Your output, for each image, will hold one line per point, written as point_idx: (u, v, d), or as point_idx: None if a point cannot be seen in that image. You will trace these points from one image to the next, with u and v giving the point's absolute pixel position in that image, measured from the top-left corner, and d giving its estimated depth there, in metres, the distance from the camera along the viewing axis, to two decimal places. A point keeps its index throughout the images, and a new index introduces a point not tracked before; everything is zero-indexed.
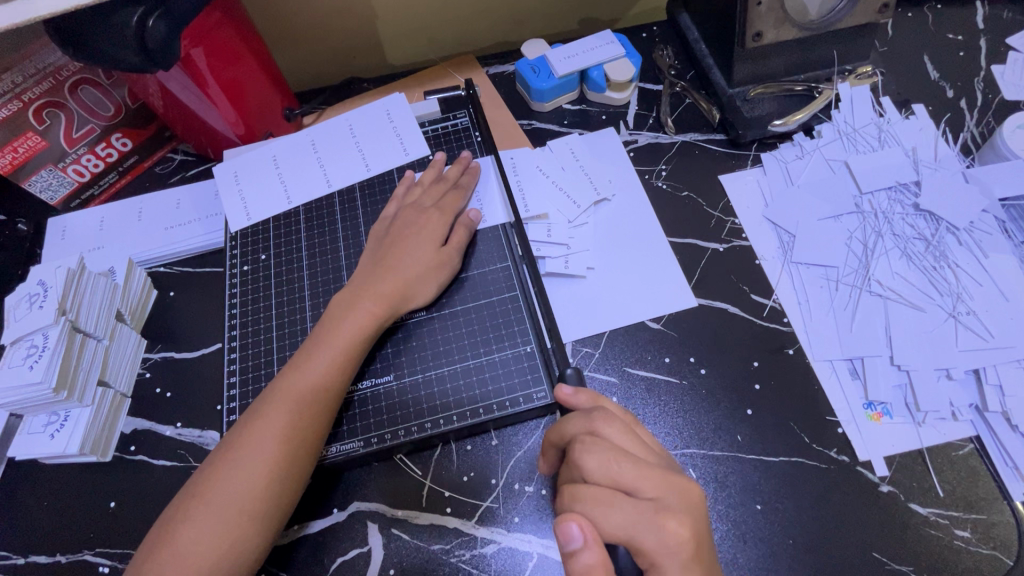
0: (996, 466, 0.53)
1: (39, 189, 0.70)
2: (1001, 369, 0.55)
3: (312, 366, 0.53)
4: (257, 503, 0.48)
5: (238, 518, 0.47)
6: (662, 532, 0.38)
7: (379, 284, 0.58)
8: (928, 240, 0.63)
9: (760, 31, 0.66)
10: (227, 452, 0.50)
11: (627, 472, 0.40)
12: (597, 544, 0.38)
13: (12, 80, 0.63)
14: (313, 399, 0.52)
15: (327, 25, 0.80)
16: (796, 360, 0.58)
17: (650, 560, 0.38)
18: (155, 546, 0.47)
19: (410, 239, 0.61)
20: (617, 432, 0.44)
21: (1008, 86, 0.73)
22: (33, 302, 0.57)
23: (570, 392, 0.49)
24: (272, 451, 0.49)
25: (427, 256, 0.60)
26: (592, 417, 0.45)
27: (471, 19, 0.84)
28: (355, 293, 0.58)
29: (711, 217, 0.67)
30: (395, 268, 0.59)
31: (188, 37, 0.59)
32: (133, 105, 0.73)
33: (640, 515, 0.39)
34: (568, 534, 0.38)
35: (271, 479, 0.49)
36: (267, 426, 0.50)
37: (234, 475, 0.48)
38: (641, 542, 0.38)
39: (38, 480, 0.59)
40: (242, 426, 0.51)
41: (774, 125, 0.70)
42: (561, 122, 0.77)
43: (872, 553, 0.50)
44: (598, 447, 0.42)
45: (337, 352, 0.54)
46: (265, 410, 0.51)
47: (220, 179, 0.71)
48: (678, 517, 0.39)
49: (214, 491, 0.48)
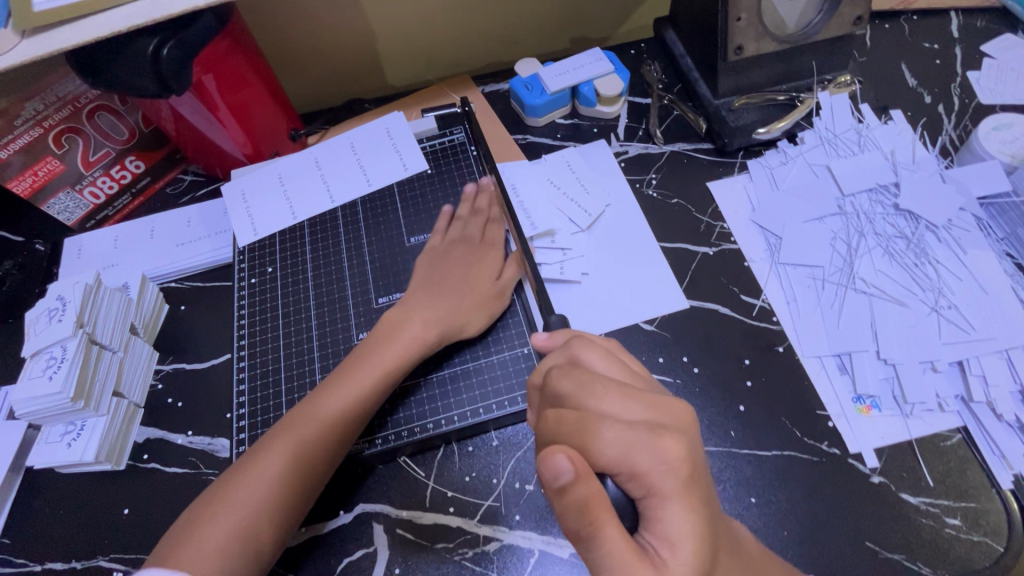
0: (983, 455, 0.54)
1: (56, 211, 0.73)
2: (984, 361, 0.57)
3: (355, 383, 0.56)
4: (275, 510, 0.50)
5: (256, 522, 0.49)
6: (657, 451, 0.36)
7: (433, 308, 0.61)
8: (908, 238, 0.65)
9: (740, 45, 0.69)
10: (256, 457, 0.52)
11: (607, 394, 0.39)
12: (589, 475, 0.34)
13: (34, 109, 0.66)
14: (348, 413, 0.54)
15: (329, 50, 0.85)
16: (786, 358, 0.60)
17: (646, 483, 0.35)
18: (177, 541, 0.49)
19: (457, 269, 0.64)
20: (596, 357, 0.44)
21: (984, 91, 0.76)
22: (52, 316, 0.60)
23: (546, 337, 0.49)
24: (299, 453, 0.52)
25: (479, 288, 0.62)
26: (570, 346, 0.45)
27: (466, 41, 0.88)
28: (403, 315, 0.60)
29: (700, 222, 0.70)
30: (447, 291, 0.62)
31: (201, 64, 0.63)
32: (146, 129, 0.76)
33: (630, 434, 0.36)
34: (556, 467, 0.33)
35: (293, 488, 0.51)
36: (297, 437, 0.53)
37: (258, 480, 0.51)
38: (635, 465, 0.35)
39: (55, 489, 0.61)
40: (274, 433, 0.54)
41: (757, 133, 0.73)
42: (554, 136, 0.80)
43: (865, 542, 0.51)
44: (575, 371, 0.41)
45: (376, 371, 0.56)
46: (297, 421, 0.54)
47: (228, 198, 0.74)
48: (673, 435, 0.37)
49: (240, 492, 0.50)
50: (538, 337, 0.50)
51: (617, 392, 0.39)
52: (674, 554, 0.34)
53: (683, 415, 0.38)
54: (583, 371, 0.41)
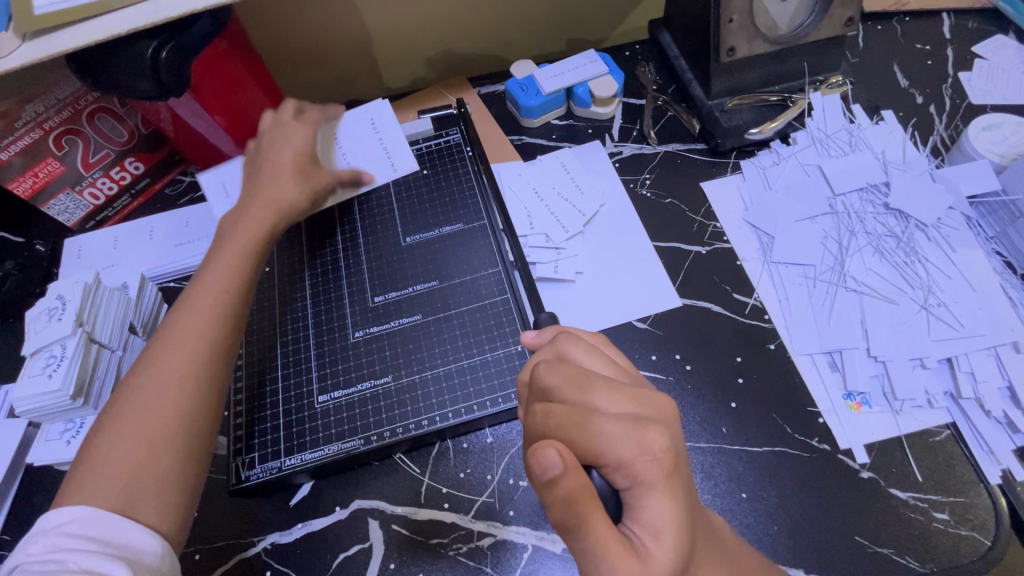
0: (972, 451, 0.55)
1: (56, 212, 0.74)
2: (973, 357, 0.58)
3: (194, 301, 0.54)
4: (168, 429, 0.48)
5: (152, 442, 0.47)
6: (641, 441, 0.36)
7: (251, 221, 0.60)
8: (899, 237, 0.65)
9: (733, 46, 0.70)
10: (135, 383, 0.49)
11: (595, 389, 0.40)
12: (577, 468, 0.34)
13: (34, 111, 0.67)
14: (203, 328, 0.52)
15: (327, 53, 0.85)
16: (777, 355, 0.61)
17: (631, 473, 0.36)
18: (82, 468, 0.46)
19: (290, 143, 0.65)
20: (583, 353, 0.45)
21: (975, 91, 0.77)
22: (52, 315, 0.60)
23: (535, 335, 0.51)
24: (183, 368, 0.50)
25: (297, 157, 0.65)
26: (557, 343, 0.46)
27: (463, 43, 0.89)
28: (230, 229, 0.60)
29: (694, 222, 0.71)
30: (272, 181, 0.63)
31: (199, 66, 0.64)
32: (145, 131, 0.77)
33: (617, 427, 0.37)
34: (545, 461, 0.34)
35: (194, 374, 0.50)
36: (176, 354, 0.50)
37: (142, 404, 0.48)
38: (619, 455, 0.36)
39: (55, 487, 0.62)
40: (149, 356, 0.51)
41: (750, 133, 0.73)
42: (550, 137, 0.81)
43: (854, 536, 0.52)
44: (562, 365, 0.42)
45: (223, 268, 0.56)
46: (172, 340, 0.51)
47: (207, 189, 0.72)
48: (656, 427, 0.37)
49: (141, 398, 0.48)
50: (527, 335, 0.51)
51: (602, 386, 0.40)
52: (659, 543, 0.34)
53: (664, 408, 0.39)
54: (571, 367, 0.41)
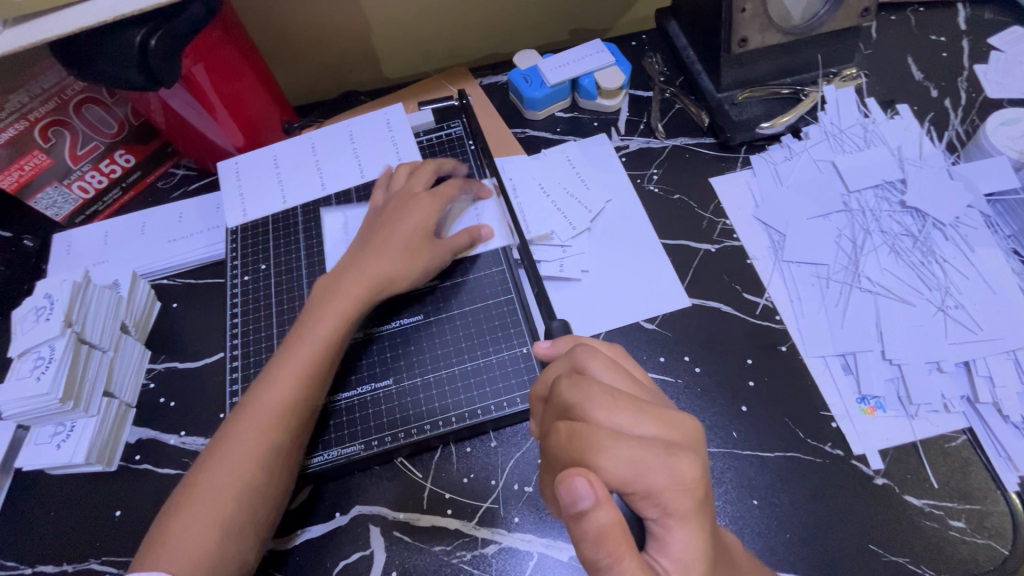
0: (989, 457, 0.53)
1: (44, 207, 0.71)
2: (991, 361, 0.56)
3: (287, 363, 0.54)
4: (240, 500, 0.49)
5: (223, 513, 0.49)
6: (672, 472, 0.35)
7: (359, 272, 0.59)
8: (915, 236, 0.64)
9: (745, 37, 0.68)
10: (216, 448, 0.51)
11: (619, 411, 0.37)
12: (609, 501, 0.33)
13: (19, 101, 0.65)
14: (289, 400, 0.53)
15: (324, 42, 0.83)
16: (789, 357, 0.59)
17: (660, 501, 0.35)
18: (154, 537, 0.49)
19: (397, 225, 0.61)
20: (601, 367, 0.42)
21: (992, 85, 0.75)
22: (40, 315, 0.58)
23: (547, 345, 0.49)
24: (258, 441, 0.51)
25: (409, 244, 0.60)
26: (575, 356, 0.44)
27: (464, 32, 0.86)
28: (334, 282, 0.59)
29: (703, 218, 0.69)
30: (370, 260, 0.59)
31: (191, 54, 0.61)
32: (136, 122, 0.75)
33: (647, 453, 0.35)
34: (574, 492, 0.33)
35: (256, 470, 0.50)
36: (252, 425, 0.52)
37: (219, 472, 0.50)
38: (650, 484, 0.34)
39: (46, 491, 0.60)
40: (234, 420, 0.53)
41: (761, 127, 0.71)
42: (554, 130, 0.79)
43: (869, 545, 0.50)
44: (584, 382, 0.39)
45: (307, 356, 0.54)
46: (251, 408, 0.53)
47: (222, 175, 0.73)
48: (689, 455, 0.35)
49: (221, 465, 0.50)
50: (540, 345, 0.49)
51: (626, 405, 0.37)
52: None
53: (690, 430, 0.37)
54: (593, 385, 0.38)
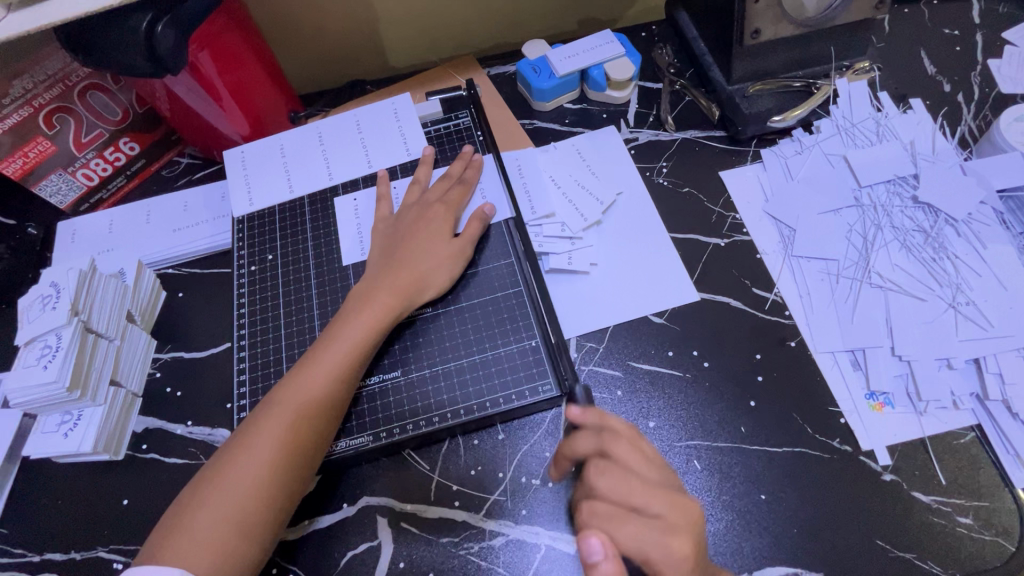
0: (998, 454, 0.53)
1: (49, 194, 0.71)
2: (1001, 358, 0.56)
3: (321, 362, 0.54)
4: (267, 497, 0.49)
5: (248, 510, 0.48)
6: (668, 548, 0.42)
7: (391, 281, 0.59)
8: (927, 232, 0.63)
9: (758, 29, 0.67)
10: (241, 443, 0.51)
11: (632, 492, 0.45)
12: (616, 557, 0.40)
13: (23, 87, 0.64)
14: (321, 396, 0.53)
15: (329, 27, 0.81)
16: (798, 353, 0.59)
17: (656, 567, 0.42)
18: (166, 535, 0.48)
19: (417, 236, 0.62)
20: (627, 449, 0.47)
21: (1005, 81, 0.74)
22: (46, 304, 0.58)
23: (578, 411, 0.49)
24: (287, 440, 0.50)
25: (434, 253, 0.61)
26: (603, 436, 0.48)
27: (471, 20, 0.85)
28: (365, 292, 0.59)
29: (712, 213, 0.68)
30: (401, 266, 0.60)
31: (197, 41, 0.61)
32: (140, 110, 0.74)
33: (648, 532, 0.43)
34: (587, 547, 0.40)
35: (281, 473, 0.50)
36: (282, 424, 0.51)
37: (244, 470, 0.49)
38: (648, 557, 0.42)
39: (53, 479, 0.60)
40: (260, 415, 0.52)
41: (773, 121, 0.71)
42: (562, 122, 0.78)
43: (876, 540, 0.50)
44: (608, 466, 0.46)
45: (339, 359, 0.54)
46: (280, 405, 0.52)
47: (228, 163, 0.73)
48: (682, 535, 0.43)
49: (246, 462, 0.50)
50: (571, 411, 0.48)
51: (641, 487, 0.45)
52: None
53: (694, 515, 0.44)
54: (613, 466, 0.46)
